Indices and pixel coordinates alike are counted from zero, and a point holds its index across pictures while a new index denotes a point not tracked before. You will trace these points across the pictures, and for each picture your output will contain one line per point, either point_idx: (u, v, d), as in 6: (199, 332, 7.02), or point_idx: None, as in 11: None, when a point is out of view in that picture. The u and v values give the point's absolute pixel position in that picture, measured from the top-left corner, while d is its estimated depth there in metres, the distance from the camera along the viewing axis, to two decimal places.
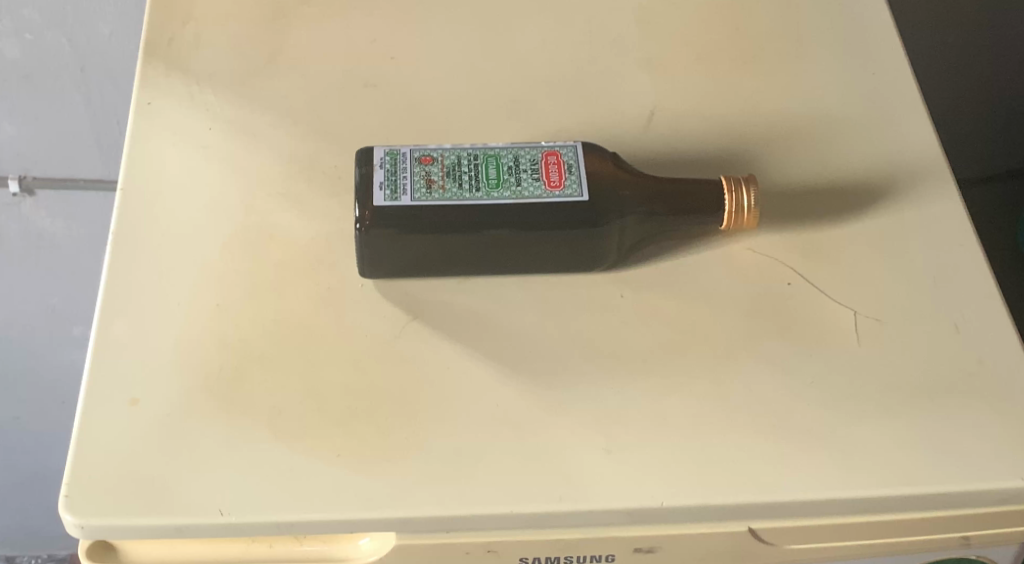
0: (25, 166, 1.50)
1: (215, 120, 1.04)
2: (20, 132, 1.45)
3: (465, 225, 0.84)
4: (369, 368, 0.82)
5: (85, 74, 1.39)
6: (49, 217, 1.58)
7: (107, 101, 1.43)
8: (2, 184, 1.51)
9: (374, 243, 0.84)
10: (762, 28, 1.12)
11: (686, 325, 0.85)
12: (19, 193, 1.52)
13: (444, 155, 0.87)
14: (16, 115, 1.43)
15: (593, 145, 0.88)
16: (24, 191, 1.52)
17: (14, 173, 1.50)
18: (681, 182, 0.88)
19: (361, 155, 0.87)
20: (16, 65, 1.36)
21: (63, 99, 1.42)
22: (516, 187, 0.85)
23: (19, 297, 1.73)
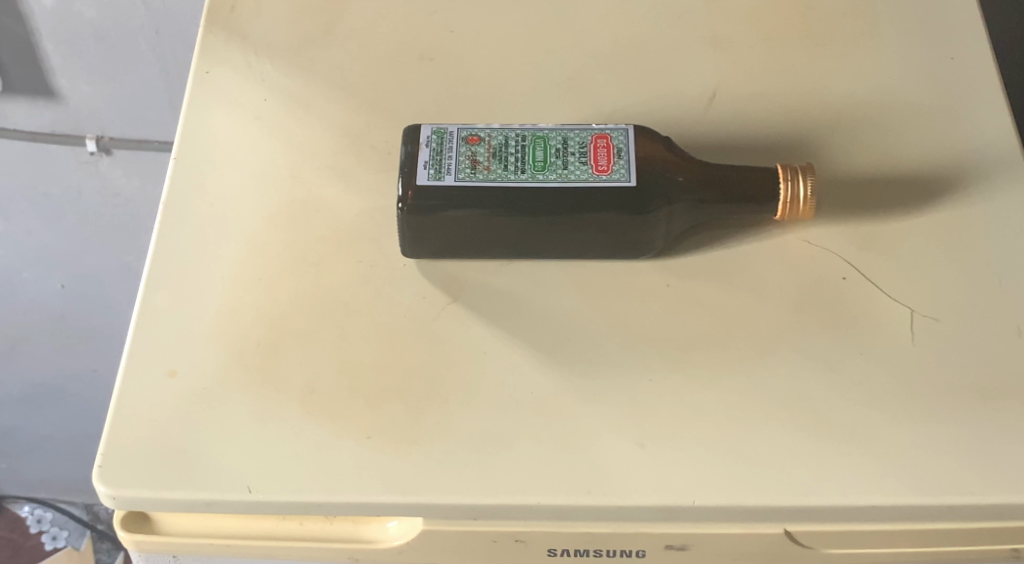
0: (102, 126, 1.53)
1: (270, 92, 1.04)
2: (97, 92, 1.47)
3: (509, 206, 0.82)
4: (405, 348, 0.82)
5: (159, 36, 1.39)
6: (124, 176, 1.60)
7: (180, 65, 1.44)
8: (81, 142, 1.54)
9: (416, 222, 0.83)
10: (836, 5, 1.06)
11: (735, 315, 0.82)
12: (96, 152, 1.55)
13: (491, 135, 0.85)
14: (94, 76, 1.44)
15: (645, 129, 0.86)
16: (101, 150, 1.55)
17: (91, 132, 1.53)
18: (735, 169, 0.86)
19: (407, 132, 0.85)
20: (93, 25, 1.37)
21: (138, 60, 1.42)
22: (563, 169, 0.83)
23: (97, 254, 1.78)
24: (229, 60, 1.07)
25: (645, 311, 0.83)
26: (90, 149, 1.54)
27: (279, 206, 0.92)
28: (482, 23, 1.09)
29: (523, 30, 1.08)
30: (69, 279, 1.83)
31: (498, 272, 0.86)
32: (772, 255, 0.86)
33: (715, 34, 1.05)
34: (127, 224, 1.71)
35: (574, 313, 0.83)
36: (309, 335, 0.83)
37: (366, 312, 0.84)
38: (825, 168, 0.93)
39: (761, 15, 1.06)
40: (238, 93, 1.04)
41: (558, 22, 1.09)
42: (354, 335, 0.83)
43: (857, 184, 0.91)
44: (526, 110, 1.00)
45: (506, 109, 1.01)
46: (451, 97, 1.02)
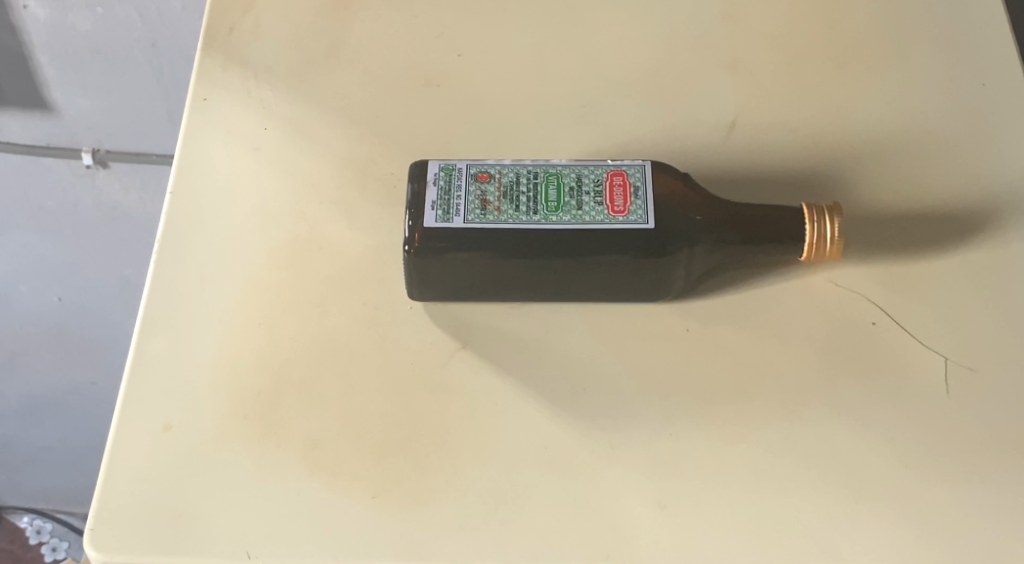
0: (98, 138, 1.43)
1: (270, 120, 1.00)
2: (95, 105, 1.38)
3: (520, 250, 0.78)
4: (411, 397, 0.77)
5: (157, 49, 1.31)
6: (122, 189, 1.51)
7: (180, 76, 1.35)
8: (75, 156, 1.44)
9: (424, 265, 0.79)
10: (860, 26, 1.01)
11: (758, 364, 0.78)
12: (92, 166, 1.46)
13: (502, 172, 0.81)
14: (90, 89, 1.36)
15: (663, 165, 0.82)
16: (97, 164, 1.46)
17: (87, 145, 1.44)
18: (757, 208, 0.81)
19: (414, 170, 0.82)
20: (88, 39, 1.29)
21: (135, 72, 1.34)
22: (578, 210, 0.79)
23: (96, 266, 1.67)
24: (227, 86, 1.03)
25: (664, 357, 0.79)
26: (87, 162, 1.45)
27: (281, 244, 0.88)
28: (490, 44, 1.05)
29: (533, 53, 1.04)
30: (67, 291, 1.71)
31: (509, 316, 0.82)
32: (796, 297, 0.82)
33: (733, 57, 1.01)
34: (122, 236, 1.61)
35: (589, 359, 0.79)
36: (312, 384, 0.79)
37: (371, 358, 0.80)
38: (852, 202, 0.88)
39: (782, 37, 1.02)
40: (237, 122, 1.00)
41: (569, 44, 1.04)
42: (358, 383, 0.79)
43: (887, 219, 0.87)
44: (537, 141, 0.96)
45: (516, 139, 0.97)
46: (458, 125, 0.98)
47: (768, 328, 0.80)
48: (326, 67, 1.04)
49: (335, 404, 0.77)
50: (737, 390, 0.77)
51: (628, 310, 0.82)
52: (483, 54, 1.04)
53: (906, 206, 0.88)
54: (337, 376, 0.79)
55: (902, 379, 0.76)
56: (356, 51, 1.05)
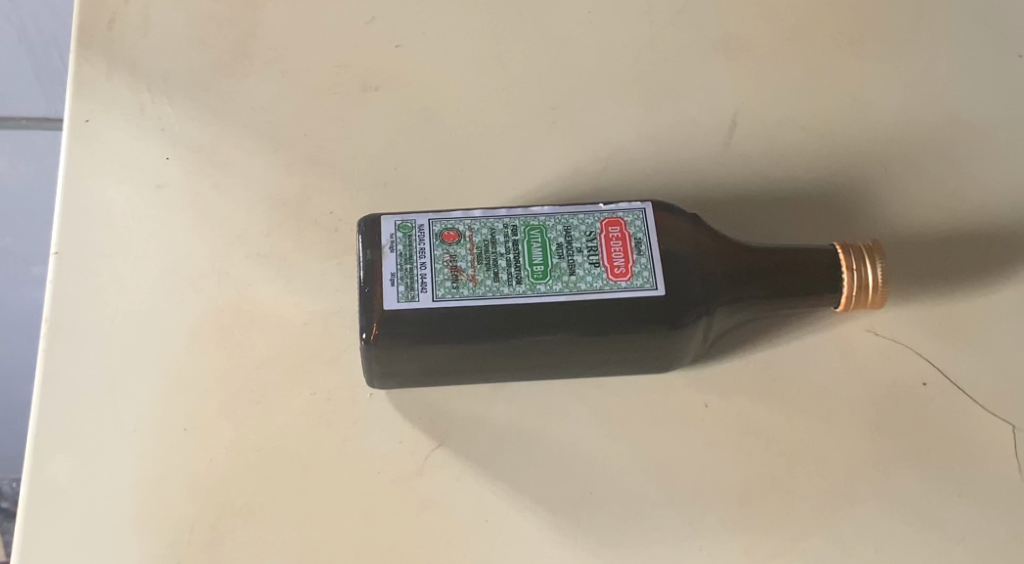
0: None
1: (173, 149, 0.81)
2: None
3: (502, 329, 0.63)
4: (384, 518, 0.63)
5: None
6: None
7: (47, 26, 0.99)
8: None
9: (387, 354, 0.63)
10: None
11: (799, 446, 0.66)
12: None
13: (473, 228, 0.65)
14: None
15: (669, 206, 0.67)
16: None
17: None
18: (785, 254, 0.67)
19: (364, 228, 0.65)
20: None
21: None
22: (570, 275, 0.63)
23: None
24: (115, 102, 0.84)
25: (688, 448, 0.66)
26: None
27: (206, 316, 0.72)
28: (434, 31, 0.86)
29: (487, 40, 0.85)
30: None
31: (493, 400, 0.67)
32: (830, 355, 0.69)
33: (726, 38, 0.84)
34: None
35: (599, 451, 0.65)
36: (261, 509, 0.63)
37: (328, 469, 0.64)
38: (886, 226, 0.75)
39: (781, 10, 0.86)
40: (133, 151, 0.81)
41: (529, 26, 0.86)
42: (316, 504, 0.63)
43: (927, 245, 0.74)
44: (504, 158, 0.79)
45: (479, 158, 0.79)
46: (406, 144, 0.80)
47: (806, 396, 0.68)
48: (235, 72, 0.85)
49: (292, 536, 0.62)
50: (778, 482, 0.65)
51: (639, 384, 0.68)
52: (428, 46, 0.85)
53: (945, 227, 0.75)
54: (290, 497, 0.63)
55: (962, 456, 0.66)
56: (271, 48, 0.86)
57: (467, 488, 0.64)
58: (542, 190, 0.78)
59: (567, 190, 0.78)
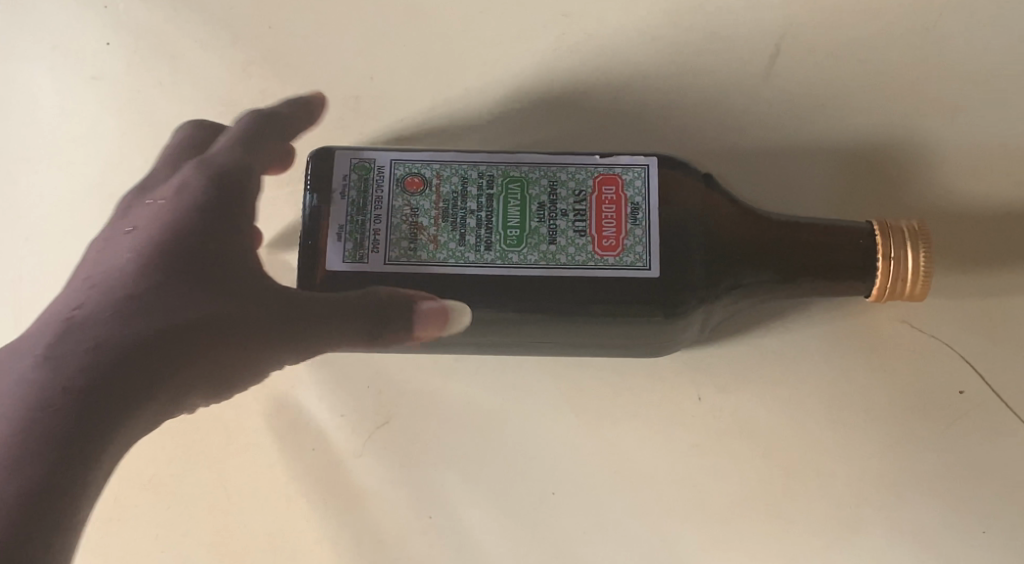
0: None
1: (103, 24, 0.68)
2: None
3: (461, 302, 0.52)
4: (317, 499, 0.58)
5: None
6: None
7: None
8: None
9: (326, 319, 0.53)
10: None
11: (796, 455, 0.57)
12: None
13: (440, 175, 0.53)
14: None
15: (677, 161, 0.55)
16: None
17: None
18: (814, 228, 0.54)
19: (313, 165, 0.54)
20: None
21: None
22: (549, 244, 0.52)
23: None
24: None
25: (668, 450, 0.58)
26: None
27: None
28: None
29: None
30: None
31: (452, 375, 0.59)
32: (855, 353, 0.58)
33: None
34: None
35: (565, 449, 0.58)
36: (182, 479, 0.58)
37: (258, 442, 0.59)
38: (950, 197, 0.61)
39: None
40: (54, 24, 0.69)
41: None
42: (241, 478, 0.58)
43: (997, 225, 0.60)
44: (494, 72, 0.65)
45: (469, 68, 0.66)
46: (382, 46, 0.66)
47: (814, 397, 0.58)
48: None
49: (215, 515, 0.58)
50: (762, 497, 0.57)
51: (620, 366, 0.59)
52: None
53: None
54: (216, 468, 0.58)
55: (989, 486, 0.56)
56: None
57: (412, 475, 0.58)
58: (537, 117, 0.64)
59: (566, 119, 0.64)
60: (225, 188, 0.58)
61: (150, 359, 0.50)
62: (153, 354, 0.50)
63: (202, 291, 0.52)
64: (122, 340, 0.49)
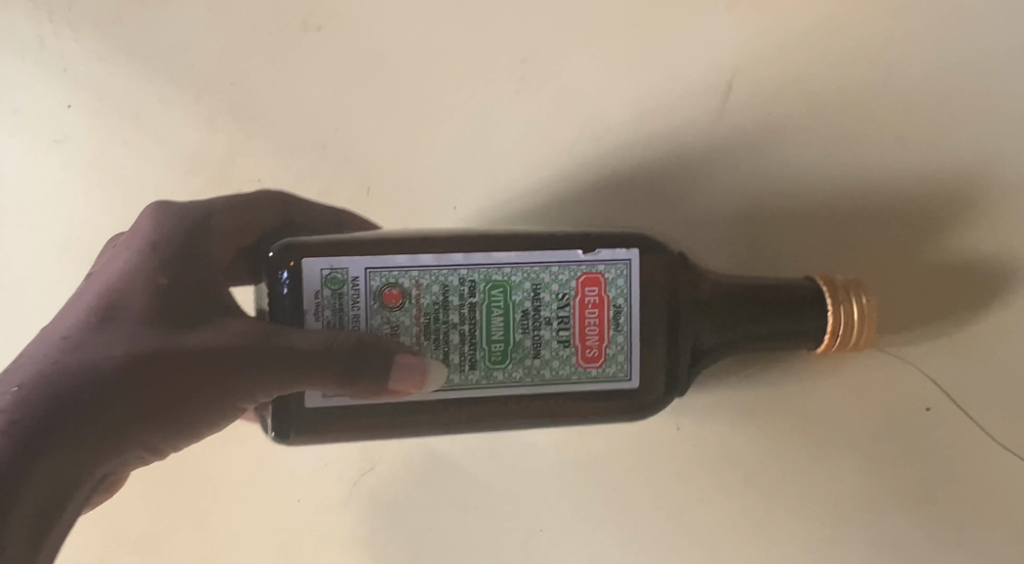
0: None
1: (33, 78, 0.68)
2: None
3: (444, 412, 0.49)
4: (334, 522, 0.63)
5: None
6: None
7: None
8: None
9: (284, 415, 0.49)
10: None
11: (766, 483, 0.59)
12: None
13: (421, 283, 0.48)
14: None
15: (659, 250, 0.50)
16: None
17: None
18: (784, 294, 0.52)
19: (276, 284, 0.48)
20: None
21: None
22: (533, 357, 0.49)
23: None
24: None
25: (643, 480, 0.60)
26: None
27: None
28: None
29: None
30: None
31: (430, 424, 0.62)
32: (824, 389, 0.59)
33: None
34: None
35: (552, 470, 0.61)
36: (205, 518, 0.64)
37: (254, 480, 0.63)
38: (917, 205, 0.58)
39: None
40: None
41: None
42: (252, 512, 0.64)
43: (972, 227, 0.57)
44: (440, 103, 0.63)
45: (433, 114, 0.64)
46: (330, 89, 0.65)
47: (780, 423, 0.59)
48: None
49: (243, 547, 0.64)
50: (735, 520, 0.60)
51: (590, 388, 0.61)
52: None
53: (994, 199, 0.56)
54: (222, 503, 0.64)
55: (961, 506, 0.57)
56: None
57: (414, 504, 0.62)
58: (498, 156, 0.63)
59: (529, 162, 0.63)
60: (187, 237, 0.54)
61: (37, 433, 0.45)
62: (73, 401, 0.46)
63: (104, 350, 0.47)
64: (25, 408, 0.46)
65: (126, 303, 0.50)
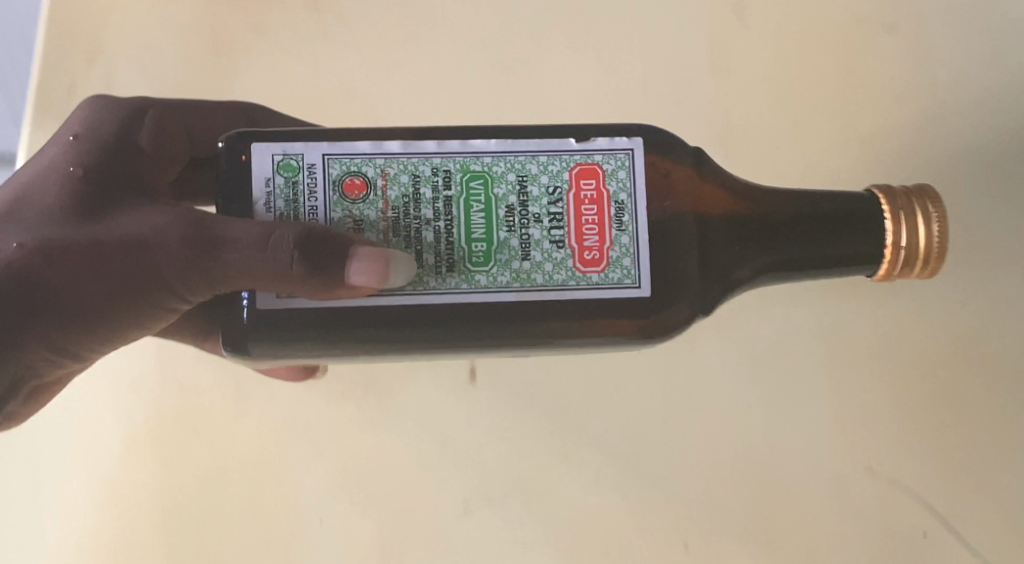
0: None
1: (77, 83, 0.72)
2: None
3: (424, 329, 0.45)
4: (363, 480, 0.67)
5: None
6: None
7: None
8: None
9: (235, 327, 0.44)
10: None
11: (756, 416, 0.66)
12: None
13: (388, 170, 0.45)
14: None
15: (664, 142, 0.48)
16: None
17: None
18: (827, 210, 0.49)
19: (228, 170, 0.45)
20: None
21: None
22: (522, 260, 0.45)
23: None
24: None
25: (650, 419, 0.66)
26: None
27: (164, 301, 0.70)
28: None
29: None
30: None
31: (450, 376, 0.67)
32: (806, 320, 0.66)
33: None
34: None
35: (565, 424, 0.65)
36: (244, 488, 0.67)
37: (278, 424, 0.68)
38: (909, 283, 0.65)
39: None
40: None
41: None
42: (266, 457, 0.67)
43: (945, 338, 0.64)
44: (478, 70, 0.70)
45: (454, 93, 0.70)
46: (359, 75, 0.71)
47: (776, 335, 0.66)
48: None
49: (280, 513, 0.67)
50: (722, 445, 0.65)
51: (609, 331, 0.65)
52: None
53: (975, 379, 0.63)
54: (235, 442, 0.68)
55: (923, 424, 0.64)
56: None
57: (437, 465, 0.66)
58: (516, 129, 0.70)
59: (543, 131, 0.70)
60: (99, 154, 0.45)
61: None
62: None
63: (9, 237, 0.42)
64: None
65: (32, 192, 0.43)
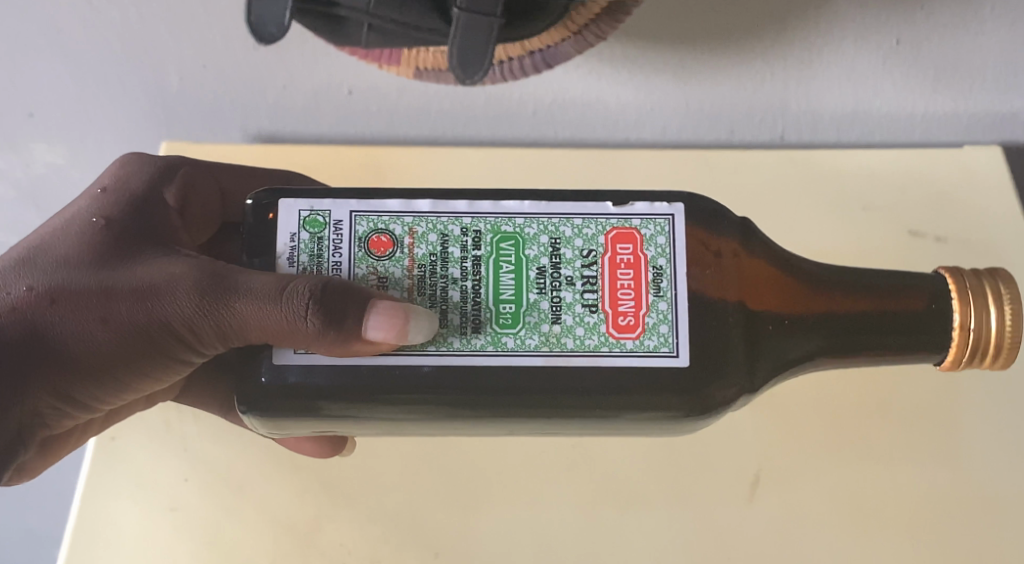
0: None
1: None
2: None
3: (447, 394, 0.43)
4: None
5: None
6: None
7: None
8: None
9: (248, 385, 0.42)
10: (968, 165, 0.71)
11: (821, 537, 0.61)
12: None
13: (415, 229, 0.44)
14: None
15: (709, 209, 0.45)
16: None
17: None
18: (892, 285, 0.45)
19: (253, 226, 0.43)
20: None
21: None
22: (552, 324, 0.43)
23: None
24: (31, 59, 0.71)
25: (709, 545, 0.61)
26: None
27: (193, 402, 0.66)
28: (490, 87, 0.74)
29: (524, 67, 0.68)
30: None
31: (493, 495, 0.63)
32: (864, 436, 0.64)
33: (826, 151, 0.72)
34: None
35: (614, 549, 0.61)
36: None
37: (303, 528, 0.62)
38: (945, 447, 0.63)
39: (906, 94, 0.72)
40: (101, 123, 0.75)
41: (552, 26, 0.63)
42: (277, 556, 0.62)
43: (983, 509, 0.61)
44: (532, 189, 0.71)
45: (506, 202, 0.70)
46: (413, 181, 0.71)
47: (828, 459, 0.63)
48: (256, 64, 0.73)
49: None
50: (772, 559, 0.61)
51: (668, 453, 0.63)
52: (439, 67, 0.67)
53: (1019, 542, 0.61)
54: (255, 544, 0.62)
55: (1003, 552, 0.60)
56: (295, 46, 0.73)
57: None
58: None
59: None
60: (126, 207, 0.45)
61: None
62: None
63: (26, 283, 0.42)
64: None
65: (53, 240, 0.43)
